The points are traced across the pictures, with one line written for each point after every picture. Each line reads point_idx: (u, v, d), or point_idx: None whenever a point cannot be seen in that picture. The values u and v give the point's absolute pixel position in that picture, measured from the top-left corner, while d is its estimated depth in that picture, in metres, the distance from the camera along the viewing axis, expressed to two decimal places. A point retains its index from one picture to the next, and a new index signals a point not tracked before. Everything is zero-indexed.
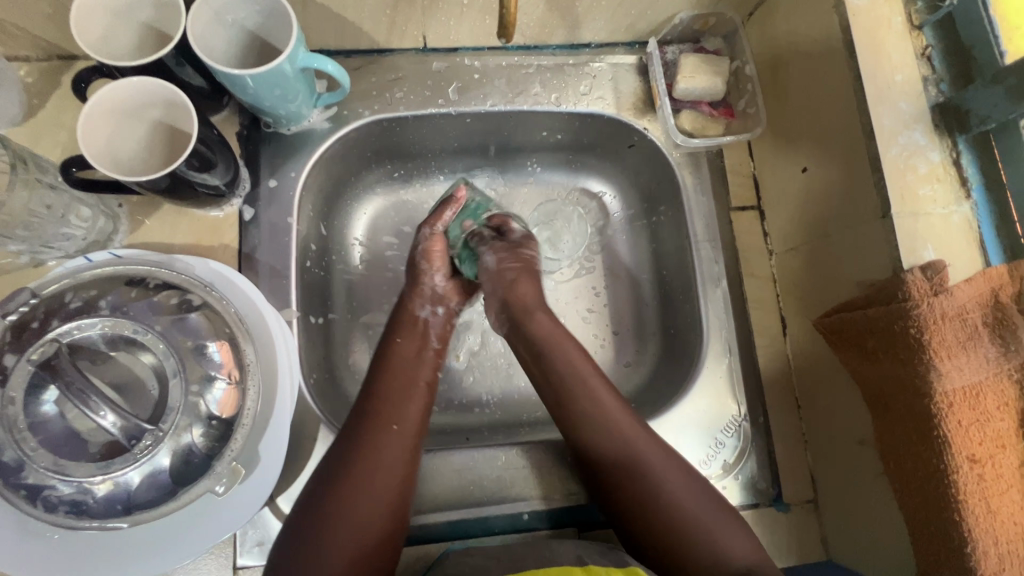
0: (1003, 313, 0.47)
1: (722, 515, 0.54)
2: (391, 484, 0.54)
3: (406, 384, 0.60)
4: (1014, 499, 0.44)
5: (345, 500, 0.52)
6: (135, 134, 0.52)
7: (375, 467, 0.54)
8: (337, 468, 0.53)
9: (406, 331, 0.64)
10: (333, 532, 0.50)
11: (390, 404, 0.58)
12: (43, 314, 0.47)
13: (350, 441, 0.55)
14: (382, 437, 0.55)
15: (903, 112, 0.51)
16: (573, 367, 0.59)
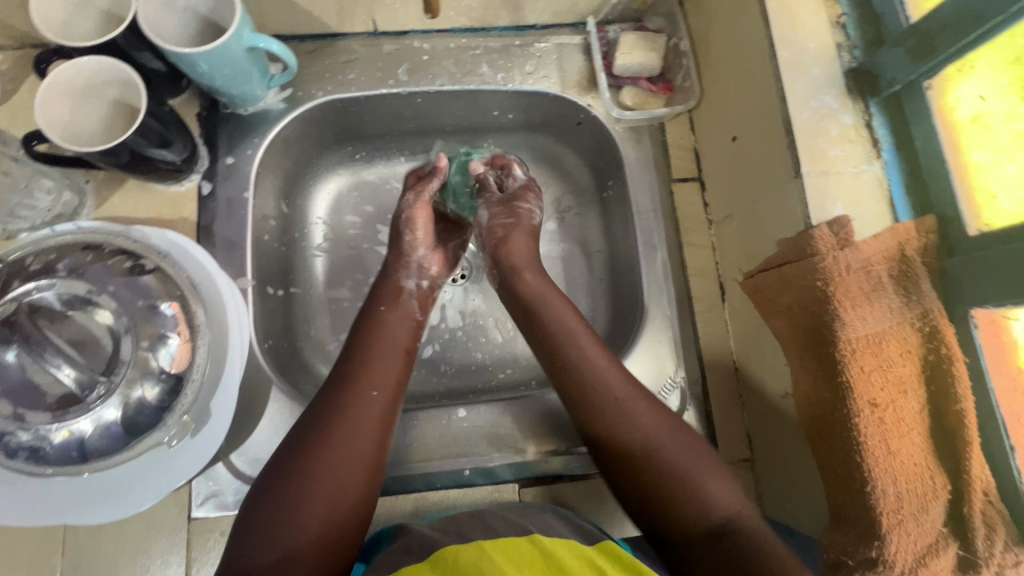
0: (907, 266, 0.49)
1: (710, 460, 0.51)
2: (364, 454, 0.52)
3: (384, 350, 0.59)
4: (915, 441, 0.46)
5: (319, 461, 0.50)
6: (95, 110, 0.56)
7: (349, 433, 0.52)
8: (313, 431, 0.51)
9: (390, 301, 0.64)
10: (306, 495, 0.48)
11: (371, 381, 0.55)
12: (5, 276, 0.50)
13: (326, 406, 0.53)
14: (352, 404, 0.53)
15: (815, 78, 0.53)
16: (566, 330, 0.58)
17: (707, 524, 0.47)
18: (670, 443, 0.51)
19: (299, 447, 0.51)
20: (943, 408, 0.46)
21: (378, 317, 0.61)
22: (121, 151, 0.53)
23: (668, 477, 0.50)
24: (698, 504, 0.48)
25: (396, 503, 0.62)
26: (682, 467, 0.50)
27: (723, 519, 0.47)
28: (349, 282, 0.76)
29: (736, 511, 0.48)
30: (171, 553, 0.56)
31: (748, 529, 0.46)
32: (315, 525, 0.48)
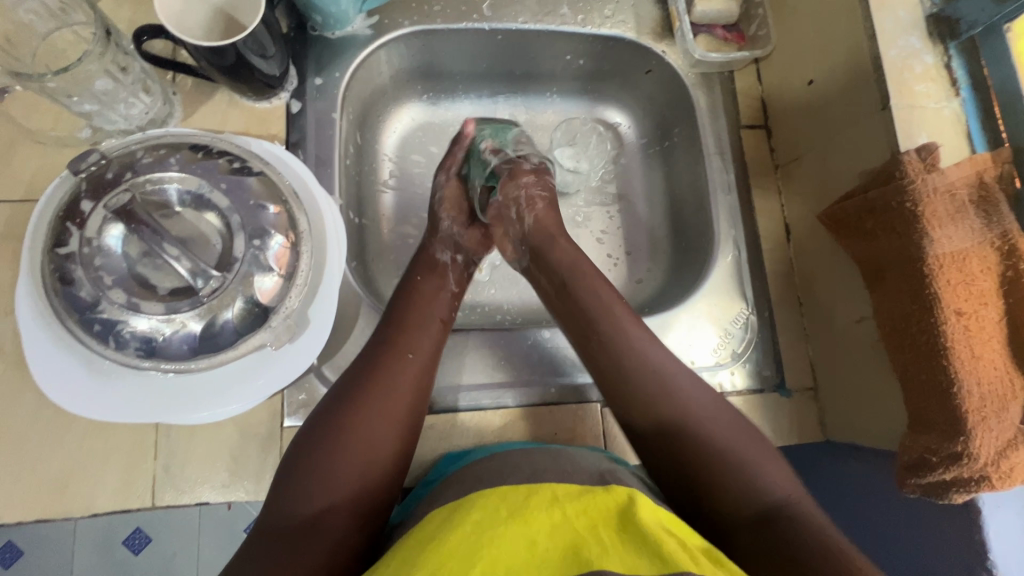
0: (986, 191, 0.53)
1: (768, 452, 0.53)
2: (400, 412, 0.54)
3: (418, 319, 0.60)
4: (995, 349, 0.50)
5: (359, 417, 0.52)
6: (199, 15, 0.56)
7: (388, 390, 0.54)
8: (355, 390, 0.53)
9: (427, 273, 0.66)
10: (346, 448, 0.50)
11: (402, 341, 0.58)
12: (117, 168, 0.51)
13: (366, 366, 0.55)
14: (389, 367, 0.56)
15: (901, 19, 0.57)
16: (609, 314, 0.60)
17: (755, 511, 0.49)
18: (734, 441, 0.53)
19: (339, 404, 0.53)
20: (1022, 319, 0.50)
21: (414, 288, 0.63)
22: (230, 52, 0.54)
23: (717, 465, 0.52)
24: (745, 485, 0.50)
25: (484, 419, 0.63)
26: (746, 460, 0.52)
27: (771, 505, 0.49)
28: (416, 219, 0.77)
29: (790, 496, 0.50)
30: (264, 460, 0.56)
31: (799, 512, 0.48)
32: (354, 479, 0.50)
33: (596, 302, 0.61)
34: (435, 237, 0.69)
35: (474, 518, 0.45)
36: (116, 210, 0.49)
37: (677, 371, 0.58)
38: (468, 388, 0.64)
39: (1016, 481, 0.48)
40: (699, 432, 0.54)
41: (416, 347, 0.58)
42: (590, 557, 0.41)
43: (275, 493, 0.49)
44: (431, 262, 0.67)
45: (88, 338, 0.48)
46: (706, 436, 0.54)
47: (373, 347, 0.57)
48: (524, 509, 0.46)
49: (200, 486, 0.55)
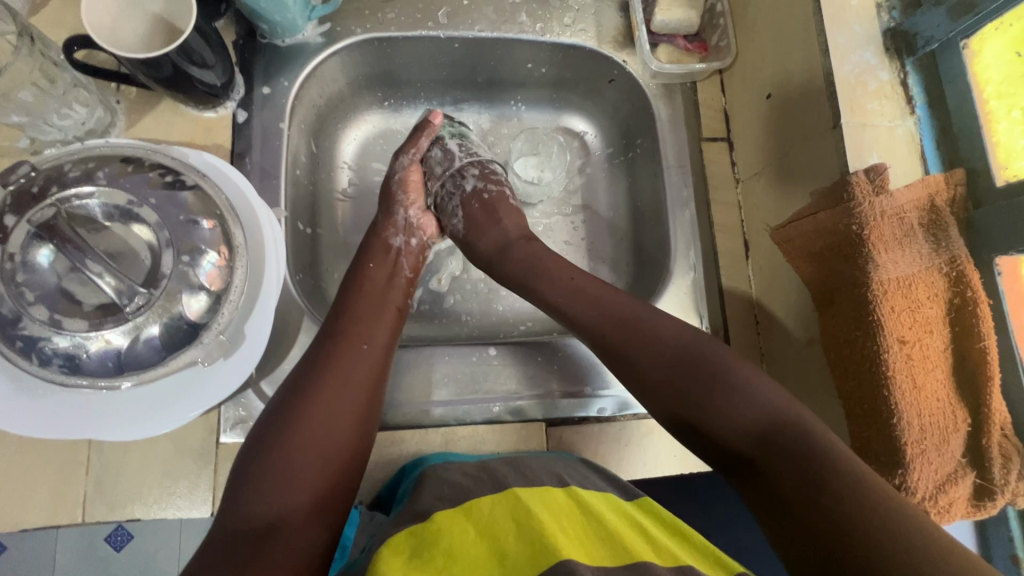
0: (937, 215, 0.51)
1: (751, 365, 0.50)
2: (355, 404, 0.51)
3: (370, 309, 0.58)
4: (938, 378, 0.49)
5: (312, 409, 0.49)
6: (136, 25, 0.55)
7: (342, 381, 0.51)
8: (306, 384, 0.51)
9: (378, 258, 0.63)
10: (299, 441, 0.47)
11: (354, 331, 0.55)
12: (43, 182, 0.50)
13: (317, 359, 0.53)
14: (337, 360, 0.53)
15: (856, 34, 0.55)
16: (579, 294, 0.58)
17: (750, 437, 0.46)
18: (720, 361, 0.51)
19: (290, 397, 0.50)
20: (967, 347, 0.49)
21: (366, 282, 0.60)
22: (164, 65, 0.53)
23: (706, 386, 0.49)
24: (744, 399, 0.48)
25: (425, 438, 0.61)
26: (726, 378, 0.49)
27: (769, 419, 0.46)
28: None
29: (790, 406, 0.47)
30: (199, 476, 0.56)
31: (799, 430, 0.45)
32: (310, 476, 0.46)
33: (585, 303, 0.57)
34: (392, 222, 0.66)
35: (448, 539, 0.43)
36: (40, 226, 0.48)
37: (660, 317, 0.55)
38: (407, 409, 0.62)
39: (954, 514, 0.48)
40: (691, 357, 0.51)
41: (368, 337, 0.56)
42: (554, 545, 0.40)
43: (227, 494, 0.45)
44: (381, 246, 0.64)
45: (10, 354, 0.47)
46: (693, 360, 0.51)
47: (322, 339, 0.55)
48: (491, 525, 0.44)
49: (132, 503, 0.54)
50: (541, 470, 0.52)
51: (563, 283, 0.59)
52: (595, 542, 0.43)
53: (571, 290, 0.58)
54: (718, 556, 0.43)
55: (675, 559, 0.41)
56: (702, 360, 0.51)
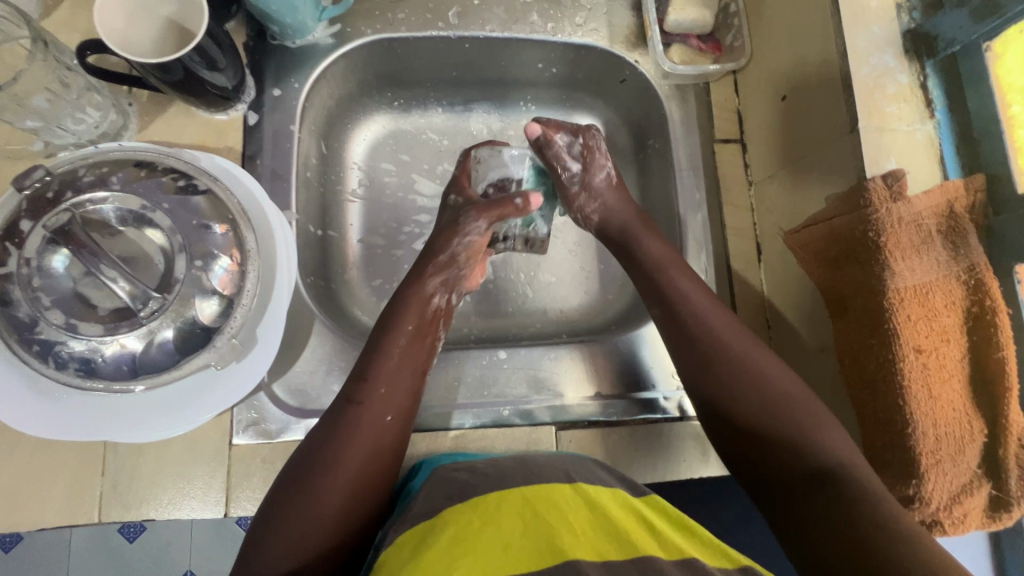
0: (956, 222, 0.50)
1: (826, 415, 0.51)
2: (379, 448, 0.50)
3: (400, 353, 0.55)
4: (955, 388, 0.48)
5: (331, 468, 0.47)
6: (147, 29, 0.55)
7: (365, 441, 0.49)
8: (324, 442, 0.48)
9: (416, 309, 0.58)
10: (320, 490, 0.46)
11: (381, 378, 0.52)
12: (58, 187, 0.51)
13: (336, 414, 0.50)
14: (359, 412, 0.50)
15: (875, 35, 0.54)
16: (689, 303, 0.57)
17: (807, 470, 0.48)
18: (792, 403, 0.51)
19: (310, 454, 0.48)
20: (984, 356, 0.48)
21: (398, 333, 0.55)
22: (175, 68, 0.53)
23: (785, 426, 0.50)
24: (809, 447, 0.49)
25: (434, 440, 0.62)
26: (800, 423, 0.50)
27: (824, 465, 0.47)
28: (384, 230, 0.74)
29: (850, 459, 0.47)
30: (212, 478, 0.56)
31: (854, 476, 0.46)
32: (325, 533, 0.45)
33: (705, 327, 0.56)
34: (442, 253, 0.61)
35: (448, 528, 0.43)
36: (55, 231, 0.49)
37: (758, 352, 0.54)
38: (418, 411, 0.62)
39: (969, 525, 0.48)
40: (781, 406, 0.51)
41: (393, 391, 0.52)
42: (563, 547, 0.41)
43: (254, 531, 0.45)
44: (420, 292, 0.59)
45: (27, 359, 0.48)
46: (772, 412, 0.51)
47: (348, 387, 0.52)
48: (495, 516, 0.45)
49: (147, 504, 0.55)
50: (551, 466, 0.52)
51: (681, 298, 0.58)
52: (600, 537, 0.43)
53: (690, 304, 0.57)
54: (722, 546, 0.44)
55: (679, 552, 0.42)
56: (791, 409, 0.51)
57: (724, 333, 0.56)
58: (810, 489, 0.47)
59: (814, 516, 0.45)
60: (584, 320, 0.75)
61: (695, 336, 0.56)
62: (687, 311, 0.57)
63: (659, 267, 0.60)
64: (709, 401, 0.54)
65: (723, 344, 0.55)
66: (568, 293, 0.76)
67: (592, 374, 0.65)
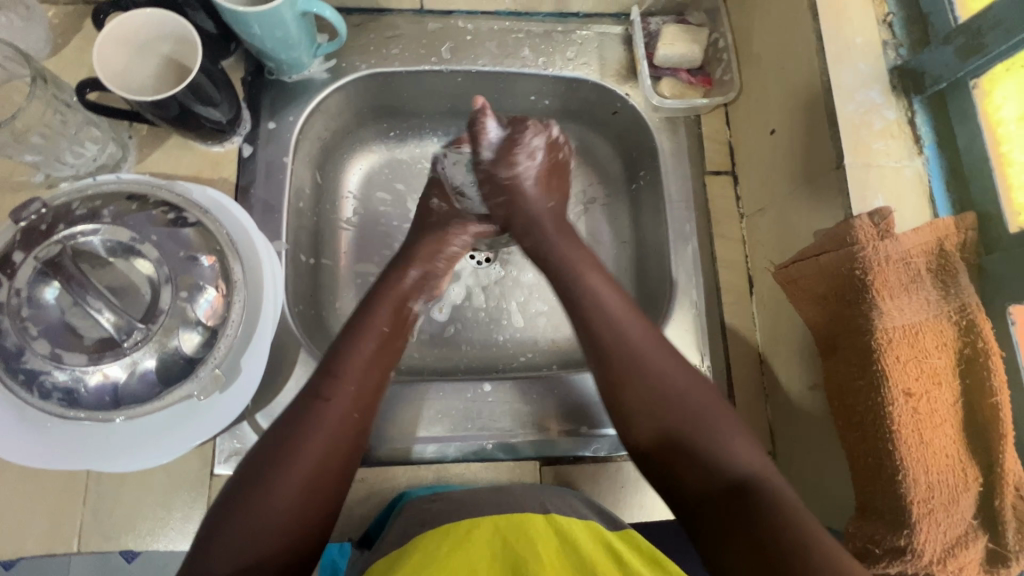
0: (945, 260, 0.49)
1: (736, 422, 0.51)
2: (343, 445, 0.49)
3: (373, 347, 0.55)
4: (947, 434, 0.46)
5: (296, 458, 0.47)
6: (147, 67, 0.57)
7: (326, 434, 0.48)
8: (287, 436, 0.48)
9: (387, 305, 0.58)
10: (281, 482, 0.45)
11: (350, 372, 0.52)
12: (52, 219, 0.52)
13: (298, 412, 0.49)
14: (323, 406, 0.50)
15: (861, 72, 0.54)
16: (601, 309, 0.56)
17: (722, 483, 0.47)
18: (705, 417, 0.51)
19: (271, 449, 0.47)
20: (978, 402, 0.46)
21: (373, 332, 0.55)
22: (171, 104, 0.54)
23: (697, 437, 0.50)
24: (721, 459, 0.48)
25: (417, 473, 0.61)
26: (709, 434, 0.50)
27: (738, 476, 0.47)
28: (376, 258, 0.75)
29: (757, 469, 0.48)
30: (192, 508, 0.56)
31: (766, 488, 0.46)
32: (281, 523, 0.44)
33: (617, 338, 0.55)
34: (416, 253, 0.63)
35: (414, 558, 0.42)
36: (46, 263, 0.50)
37: (671, 364, 0.53)
38: (401, 443, 0.61)
39: None
40: (694, 419, 0.50)
41: (358, 386, 0.52)
42: None
43: (209, 528, 0.44)
44: (391, 290, 0.60)
45: (12, 387, 0.49)
46: (688, 425, 0.50)
47: (318, 378, 0.52)
48: (465, 544, 0.43)
49: (127, 534, 0.55)
50: (528, 498, 0.51)
51: (602, 313, 0.56)
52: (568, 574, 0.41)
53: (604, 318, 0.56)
54: None
55: None
56: (705, 423, 0.50)
57: (640, 346, 0.54)
58: (725, 498, 0.46)
59: (737, 537, 0.43)
60: (575, 351, 0.74)
61: (607, 347, 0.55)
62: (603, 325, 0.55)
63: (574, 274, 0.59)
64: (631, 423, 0.53)
65: (642, 362, 0.53)
66: (560, 322, 0.76)
67: (580, 408, 0.64)
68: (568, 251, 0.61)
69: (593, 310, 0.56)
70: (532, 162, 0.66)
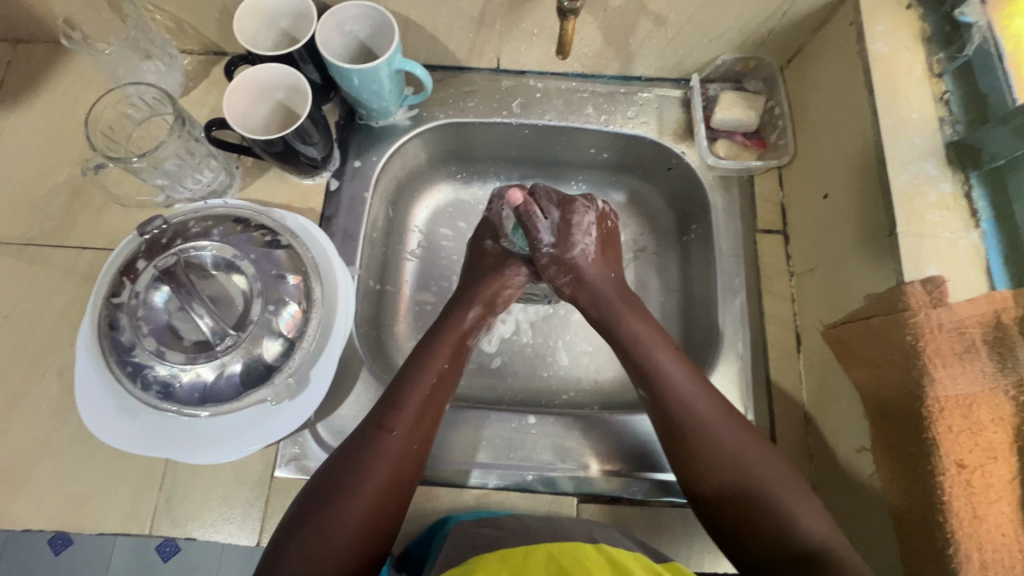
0: (1004, 333, 0.48)
1: (800, 490, 0.53)
2: (402, 475, 0.54)
3: (432, 387, 0.59)
4: (1004, 511, 0.45)
5: (361, 483, 0.52)
6: (261, 110, 0.66)
7: (387, 463, 0.53)
8: (354, 458, 0.53)
9: (450, 355, 0.63)
10: (348, 506, 0.50)
11: (410, 407, 0.57)
12: (171, 234, 0.60)
13: (364, 438, 0.54)
14: (385, 438, 0.54)
15: (916, 145, 0.56)
16: (667, 380, 0.59)
17: (797, 553, 0.49)
18: (776, 485, 0.53)
19: (338, 472, 0.52)
20: None
21: (433, 367, 0.60)
22: (279, 142, 0.63)
23: (765, 508, 0.52)
24: (795, 528, 0.50)
25: (457, 496, 0.63)
26: (780, 501, 0.52)
27: (809, 545, 0.49)
28: (434, 288, 0.80)
29: (830, 538, 0.50)
30: (251, 506, 0.61)
31: (838, 559, 0.48)
32: (348, 543, 0.49)
33: (684, 408, 0.57)
34: (473, 292, 0.69)
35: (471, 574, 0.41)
36: (163, 271, 0.58)
37: (738, 434, 0.55)
38: (444, 465, 0.64)
39: None
40: (761, 491, 0.52)
41: (416, 421, 0.57)
42: None
43: (284, 540, 0.49)
44: (453, 331, 0.65)
45: (120, 377, 0.55)
46: (756, 495, 0.52)
47: (381, 410, 0.57)
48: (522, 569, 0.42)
49: (193, 522, 0.60)
50: (576, 526, 0.54)
51: (667, 382, 0.59)
52: None
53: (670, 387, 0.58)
54: None
55: None
56: (769, 494, 0.52)
57: (708, 419, 0.56)
58: (802, 571, 0.48)
59: None
60: (617, 394, 0.76)
61: (675, 416, 0.57)
62: (669, 394, 0.58)
63: (640, 342, 0.62)
64: (698, 488, 0.55)
65: (711, 431, 0.55)
66: (604, 364, 0.78)
67: (620, 449, 0.65)
68: (634, 322, 0.64)
69: (658, 378, 0.59)
70: (589, 240, 0.69)
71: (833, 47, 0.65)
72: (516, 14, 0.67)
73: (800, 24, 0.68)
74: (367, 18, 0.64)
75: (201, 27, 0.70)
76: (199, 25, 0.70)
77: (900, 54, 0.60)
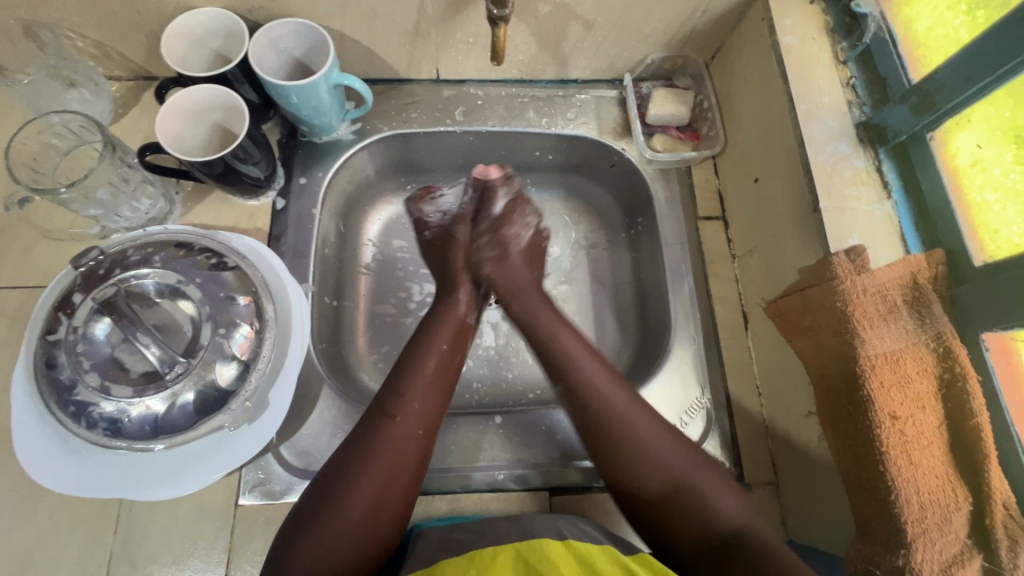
0: (920, 291, 0.53)
1: (720, 478, 0.56)
2: (410, 461, 0.54)
3: (436, 374, 0.60)
4: (935, 455, 0.49)
5: (366, 470, 0.52)
6: (198, 132, 0.65)
7: (394, 449, 0.54)
8: (358, 451, 0.53)
9: (444, 334, 0.64)
10: (353, 493, 0.51)
11: (415, 394, 0.57)
12: (109, 265, 0.58)
13: (369, 424, 0.55)
14: (389, 426, 0.55)
15: (829, 127, 0.61)
16: (579, 373, 0.60)
17: (712, 542, 0.52)
18: (695, 472, 0.55)
19: (342, 462, 0.53)
20: (960, 423, 0.49)
21: (436, 350, 0.61)
22: (218, 164, 0.62)
23: (690, 490, 0.54)
24: (709, 514, 0.53)
25: (431, 505, 0.63)
26: (702, 490, 0.54)
27: (725, 528, 0.52)
28: (393, 300, 0.80)
29: (745, 519, 0.53)
30: (216, 538, 0.59)
31: (750, 538, 0.51)
32: (355, 528, 0.50)
33: (609, 409, 0.57)
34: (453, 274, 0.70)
35: None
36: (101, 302, 0.56)
37: (661, 433, 0.57)
38: None
39: None
40: (677, 476, 0.55)
41: (423, 407, 0.57)
42: None
43: (291, 526, 0.51)
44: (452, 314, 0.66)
45: (63, 419, 0.53)
46: (675, 482, 0.54)
47: (385, 395, 0.57)
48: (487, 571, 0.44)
49: (153, 563, 0.58)
50: (543, 525, 0.54)
51: (587, 382, 0.59)
52: None
53: (592, 391, 0.59)
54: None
55: None
56: (689, 483, 0.54)
57: (629, 412, 0.57)
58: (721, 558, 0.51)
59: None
60: None
61: (593, 414, 0.58)
62: (588, 393, 0.59)
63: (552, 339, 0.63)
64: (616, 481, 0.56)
65: (632, 428, 0.56)
66: None
67: None
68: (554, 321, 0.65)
69: (578, 380, 0.59)
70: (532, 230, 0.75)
71: (748, 43, 0.70)
72: (450, 23, 0.68)
73: (719, 22, 0.72)
74: (301, 35, 0.64)
75: (127, 53, 0.69)
76: (124, 50, 0.68)
77: (810, 44, 0.65)
